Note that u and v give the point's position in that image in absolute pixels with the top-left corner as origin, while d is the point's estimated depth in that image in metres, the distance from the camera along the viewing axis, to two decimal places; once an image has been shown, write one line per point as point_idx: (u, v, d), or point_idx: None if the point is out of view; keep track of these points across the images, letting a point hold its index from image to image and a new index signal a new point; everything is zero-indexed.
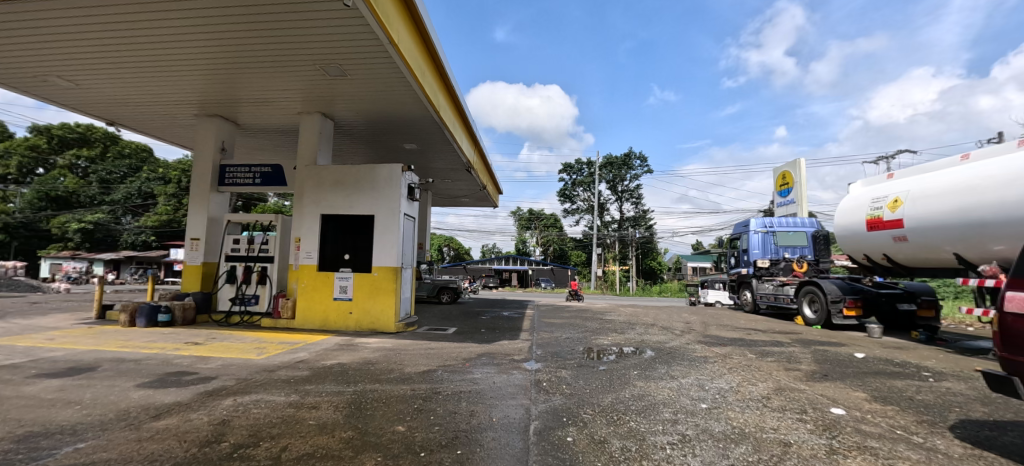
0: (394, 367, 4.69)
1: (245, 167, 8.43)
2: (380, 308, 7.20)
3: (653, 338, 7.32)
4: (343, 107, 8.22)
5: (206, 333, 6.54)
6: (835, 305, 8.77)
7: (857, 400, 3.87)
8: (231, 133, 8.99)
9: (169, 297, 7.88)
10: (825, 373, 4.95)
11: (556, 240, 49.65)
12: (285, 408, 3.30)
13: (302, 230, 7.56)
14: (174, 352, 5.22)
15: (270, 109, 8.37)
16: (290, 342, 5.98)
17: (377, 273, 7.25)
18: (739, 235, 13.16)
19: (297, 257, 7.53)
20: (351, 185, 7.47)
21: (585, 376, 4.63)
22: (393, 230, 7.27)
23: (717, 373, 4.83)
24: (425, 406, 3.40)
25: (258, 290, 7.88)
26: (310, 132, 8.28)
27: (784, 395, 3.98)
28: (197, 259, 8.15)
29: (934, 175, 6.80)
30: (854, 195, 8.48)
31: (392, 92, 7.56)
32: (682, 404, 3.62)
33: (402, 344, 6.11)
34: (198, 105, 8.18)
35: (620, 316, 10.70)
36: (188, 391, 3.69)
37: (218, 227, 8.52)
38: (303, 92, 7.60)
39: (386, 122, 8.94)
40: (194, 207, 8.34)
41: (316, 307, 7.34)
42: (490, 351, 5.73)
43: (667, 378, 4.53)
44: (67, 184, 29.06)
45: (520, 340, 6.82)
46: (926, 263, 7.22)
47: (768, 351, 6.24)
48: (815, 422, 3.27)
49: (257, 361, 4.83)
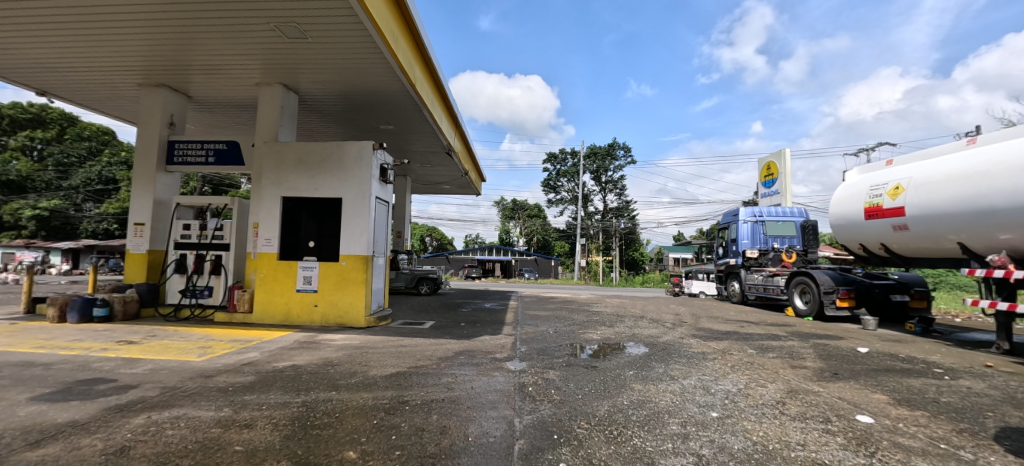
0: (357, 370, 4.06)
1: (197, 143, 7.57)
2: (349, 301, 6.53)
3: (645, 332, 6.86)
4: (308, 78, 7.38)
5: (146, 330, 5.78)
6: (828, 296, 8.47)
7: (880, 404, 3.46)
8: (181, 106, 8.05)
9: (108, 289, 7.00)
10: (836, 371, 4.54)
11: (540, 230, 50.32)
12: (209, 427, 2.66)
13: (260, 214, 6.77)
14: (100, 353, 4.48)
15: (224, 78, 7.47)
16: (241, 340, 5.26)
17: (345, 263, 6.57)
18: (727, 224, 12.77)
19: (255, 244, 6.76)
20: (316, 164, 6.72)
21: (576, 377, 4.10)
22: (363, 214, 6.58)
23: (720, 372, 4.37)
24: (387, 421, 2.81)
25: (211, 281, 7.08)
26: (269, 106, 7.41)
27: (800, 398, 3.53)
28: (142, 247, 7.28)
29: (937, 161, 6.48)
30: (850, 183, 8.18)
31: (363, 62, 6.79)
32: (689, 413, 3.13)
33: (372, 341, 5.46)
34: (139, 72, 7.21)
35: (606, 308, 10.29)
36: (94, 406, 3.00)
37: (166, 211, 7.61)
38: (260, 58, 6.73)
39: (358, 97, 8.12)
40: (140, 189, 7.43)
41: (277, 299, 6.60)
42: (470, 349, 5.17)
43: (667, 380, 4.05)
44: (20, 168, 26.62)
45: (502, 335, 6.25)
46: (924, 253, 6.94)
47: (767, 345, 5.83)
48: (845, 435, 2.82)
49: (196, 364, 4.14)
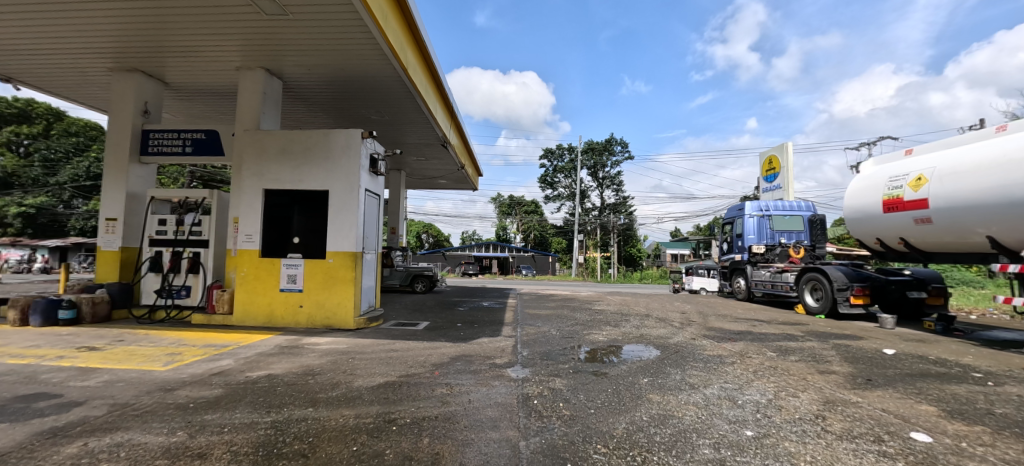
0: (341, 380, 3.62)
1: (173, 132, 7.08)
2: (337, 301, 6.08)
3: (653, 332, 6.45)
4: (293, 61, 6.85)
5: (114, 334, 5.31)
6: (842, 293, 8.09)
7: (932, 418, 3.05)
8: (157, 93, 7.52)
9: (78, 289, 6.51)
10: (868, 377, 4.14)
11: (537, 226, 49.92)
12: (154, 459, 2.21)
13: (241, 208, 6.29)
14: (54, 363, 4.02)
15: (202, 62, 6.92)
16: (216, 346, 4.80)
17: (333, 260, 6.11)
18: (733, 219, 12.35)
19: (235, 241, 6.28)
20: (300, 154, 6.24)
21: (585, 386, 3.67)
22: (351, 208, 6.12)
23: (744, 379, 3.95)
24: (369, 447, 2.37)
25: (188, 281, 6.60)
26: (250, 92, 6.90)
27: (841, 412, 3.12)
28: (114, 244, 6.79)
29: (964, 150, 6.08)
30: (866, 175, 7.80)
31: (351, 43, 6.27)
32: (720, 432, 2.71)
33: (360, 346, 5.02)
34: (109, 55, 6.67)
35: (609, 306, 9.91)
36: (22, 430, 2.54)
37: (140, 205, 7.11)
38: (238, 38, 6.19)
39: (347, 82, 7.61)
40: (111, 181, 6.92)
41: (259, 299, 6.14)
42: (467, 353, 4.74)
43: (687, 389, 3.63)
44: (5, 164, 25.40)
45: (502, 337, 5.81)
46: (947, 247, 6.56)
47: (786, 347, 5.44)
48: (906, 459, 2.41)
49: (159, 375, 3.69)
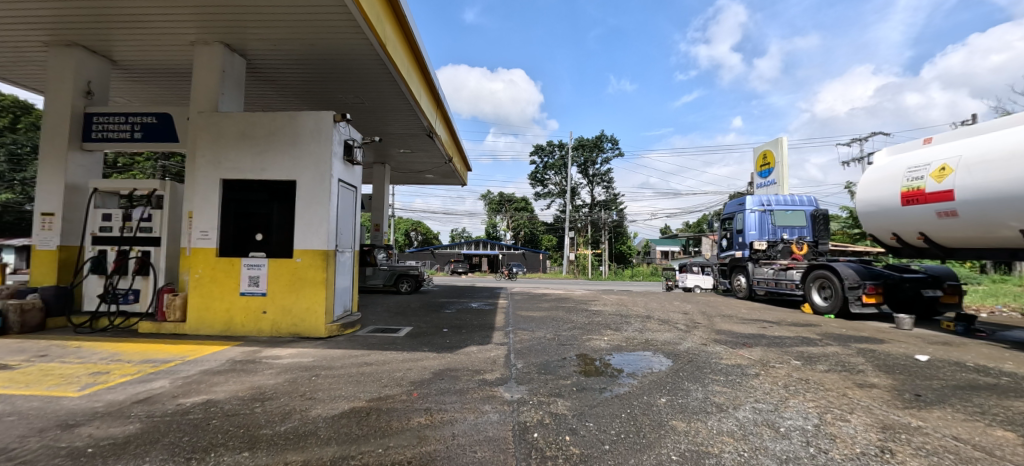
0: (296, 408, 2.93)
1: (119, 115, 6.28)
2: (305, 306, 5.38)
3: (658, 338, 5.85)
4: (256, 35, 6.07)
5: (39, 348, 4.53)
6: (853, 291, 7.63)
7: (1018, 449, 2.50)
8: (101, 72, 6.68)
9: (7, 294, 5.70)
10: (915, 391, 3.60)
11: (527, 223, 49.43)
12: None
13: (195, 201, 5.54)
14: None
15: (152, 35, 6.10)
16: (157, 362, 4.07)
17: (301, 259, 5.41)
18: (732, 215, 11.86)
19: (189, 238, 5.54)
20: (263, 139, 5.51)
21: (593, 411, 3.05)
22: (322, 200, 5.42)
23: (777, 397, 3.37)
24: None
25: (136, 283, 5.85)
26: (208, 70, 6.14)
27: (908, 443, 2.56)
28: (51, 243, 5.98)
29: (993, 136, 5.60)
30: (881, 165, 7.34)
31: (322, 14, 5.47)
32: None
33: (328, 358, 4.34)
34: (39, 28, 5.79)
35: (606, 307, 9.31)
36: None
37: (82, 198, 6.32)
38: (189, 9, 5.38)
39: (320, 61, 6.86)
40: (46, 170, 6.10)
41: (216, 304, 5.42)
42: (452, 367, 4.10)
43: (715, 412, 3.03)
44: None
45: (492, 345, 5.18)
46: (974, 242, 6.09)
47: (809, 353, 4.90)
48: None
49: (67, 404, 2.96)
